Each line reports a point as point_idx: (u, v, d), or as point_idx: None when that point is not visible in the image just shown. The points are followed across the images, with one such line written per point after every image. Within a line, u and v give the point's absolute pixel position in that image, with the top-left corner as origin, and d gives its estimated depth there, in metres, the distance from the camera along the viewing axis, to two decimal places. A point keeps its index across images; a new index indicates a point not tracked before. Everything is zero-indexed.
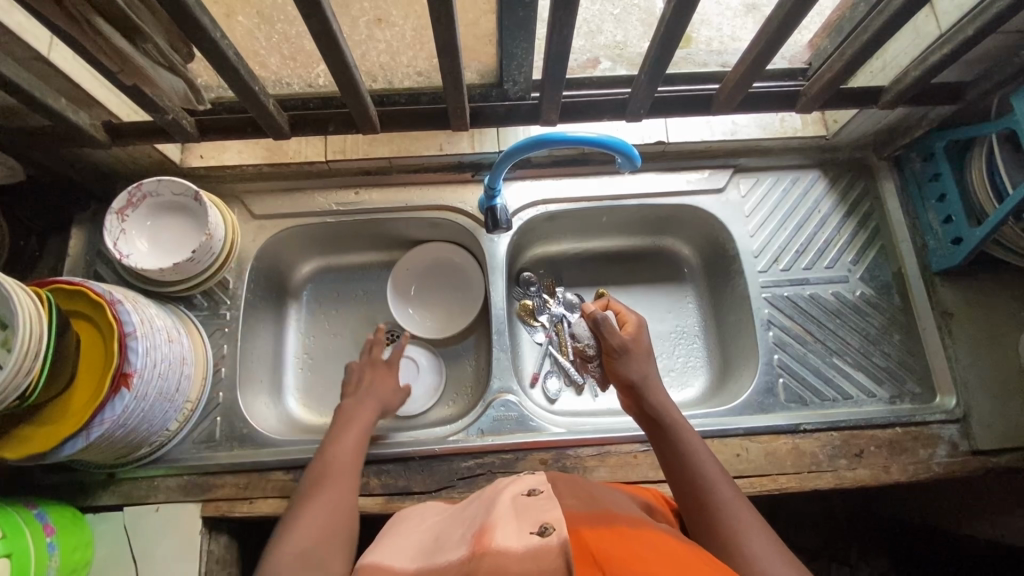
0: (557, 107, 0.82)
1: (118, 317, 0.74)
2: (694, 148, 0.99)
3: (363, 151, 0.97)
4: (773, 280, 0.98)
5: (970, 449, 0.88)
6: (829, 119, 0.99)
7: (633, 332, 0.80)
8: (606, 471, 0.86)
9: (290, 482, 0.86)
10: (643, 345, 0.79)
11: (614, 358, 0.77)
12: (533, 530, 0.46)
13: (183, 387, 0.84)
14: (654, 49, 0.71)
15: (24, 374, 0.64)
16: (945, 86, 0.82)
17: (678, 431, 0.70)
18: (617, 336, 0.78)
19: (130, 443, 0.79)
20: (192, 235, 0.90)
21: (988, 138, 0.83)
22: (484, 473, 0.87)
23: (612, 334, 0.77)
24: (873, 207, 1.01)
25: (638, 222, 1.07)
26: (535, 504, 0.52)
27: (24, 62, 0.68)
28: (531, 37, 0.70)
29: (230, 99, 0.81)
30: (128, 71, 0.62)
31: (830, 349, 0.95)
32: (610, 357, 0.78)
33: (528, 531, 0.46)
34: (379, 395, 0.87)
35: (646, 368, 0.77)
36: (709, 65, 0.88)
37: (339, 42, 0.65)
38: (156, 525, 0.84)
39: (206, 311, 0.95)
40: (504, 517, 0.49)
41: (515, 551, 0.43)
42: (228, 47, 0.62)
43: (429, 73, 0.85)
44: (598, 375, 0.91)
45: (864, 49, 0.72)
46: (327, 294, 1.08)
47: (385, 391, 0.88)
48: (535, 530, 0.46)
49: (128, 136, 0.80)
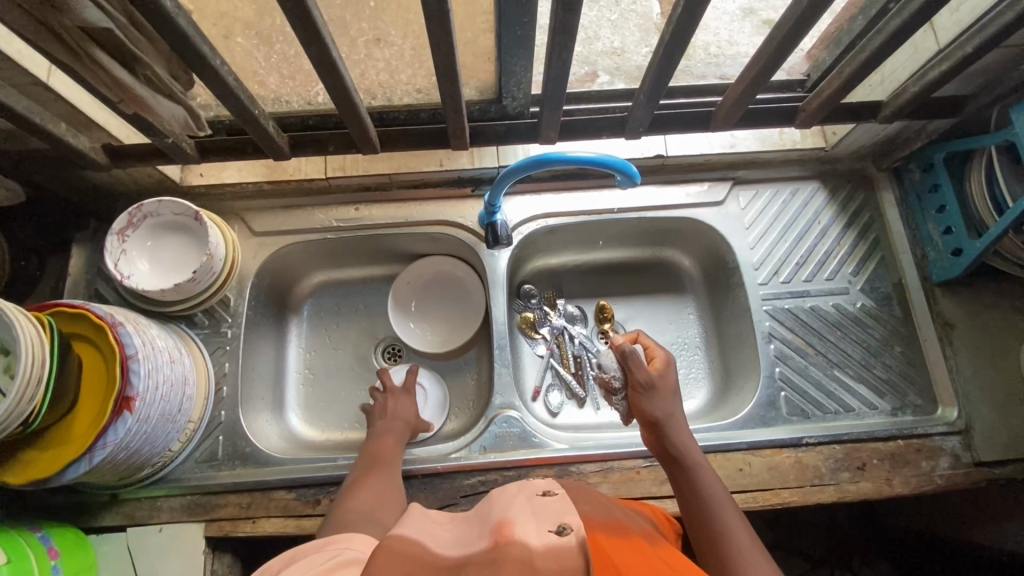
0: (555, 126, 0.82)
1: (119, 340, 0.74)
2: (693, 161, 1.00)
3: (363, 168, 0.98)
4: (774, 292, 0.98)
5: (973, 461, 0.88)
6: (828, 131, 0.99)
7: (660, 368, 0.80)
8: (610, 487, 0.86)
9: (292, 501, 0.86)
10: (670, 381, 0.79)
11: (640, 394, 0.78)
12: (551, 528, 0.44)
13: (185, 407, 0.84)
14: (654, 67, 0.71)
15: (27, 402, 0.64)
16: (944, 100, 0.82)
17: (698, 471, 0.71)
18: (644, 371, 0.78)
19: (134, 465, 0.79)
20: (194, 254, 0.90)
21: (986, 149, 0.83)
22: (487, 490, 0.87)
23: (640, 368, 0.78)
24: (872, 218, 1.01)
25: (638, 234, 1.07)
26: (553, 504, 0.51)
27: (23, 88, 0.68)
28: (529, 55, 0.70)
29: (228, 118, 0.81)
30: (128, 100, 0.62)
31: (832, 361, 0.95)
32: (637, 392, 0.78)
33: (547, 530, 0.44)
34: (403, 417, 0.90)
35: (671, 401, 0.78)
36: (707, 77, 0.89)
37: (339, 67, 0.65)
38: (160, 546, 0.84)
39: (207, 329, 0.95)
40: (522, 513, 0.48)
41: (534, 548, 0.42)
42: (228, 73, 0.62)
43: (428, 90, 0.85)
44: (622, 409, 0.83)
45: (863, 67, 0.72)
46: (328, 309, 1.09)
47: (410, 416, 0.91)
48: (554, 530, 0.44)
49: (128, 158, 0.80)
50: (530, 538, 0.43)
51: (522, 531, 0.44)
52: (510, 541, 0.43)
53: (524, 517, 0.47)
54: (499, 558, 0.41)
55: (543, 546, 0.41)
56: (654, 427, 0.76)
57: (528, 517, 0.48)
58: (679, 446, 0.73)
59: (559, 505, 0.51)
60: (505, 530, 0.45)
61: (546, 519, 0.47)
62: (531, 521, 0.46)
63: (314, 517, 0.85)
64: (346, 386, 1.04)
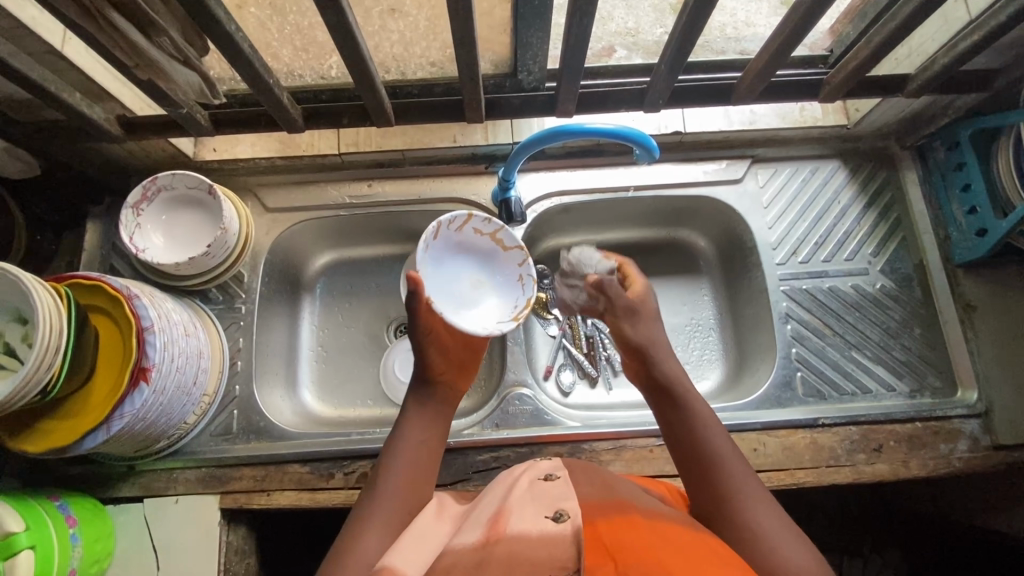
0: (573, 97, 0.81)
1: (135, 312, 0.74)
2: (710, 138, 0.98)
3: (376, 143, 0.97)
4: (791, 272, 0.97)
5: (992, 445, 0.86)
6: (851, 107, 0.97)
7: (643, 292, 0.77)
8: (622, 464, 0.86)
9: (306, 474, 0.87)
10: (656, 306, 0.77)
11: (623, 320, 0.74)
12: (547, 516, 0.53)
13: (200, 380, 0.84)
14: (674, 38, 0.69)
15: (46, 369, 0.65)
16: (973, 74, 0.80)
17: (693, 409, 0.65)
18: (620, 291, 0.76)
19: (150, 436, 0.80)
20: (208, 228, 0.90)
21: (1015, 126, 0.81)
22: (499, 467, 0.87)
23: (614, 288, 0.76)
24: (894, 197, 0.99)
25: (653, 213, 1.06)
26: (552, 489, 0.59)
27: (38, 57, 0.68)
28: (546, 26, 0.68)
29: (244, 91, 0.80)
30: (143, 65, 0.62)
31: (849, 342, 0.94)
32: (619, 320, 0.75)
33: (544, 516, 0.53)
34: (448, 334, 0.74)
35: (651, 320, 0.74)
36: (726, 53, 0.86)
37: (355, 35, 0.64)
38: (176, 516, 0.85)
39: (222, 305, 0.95)
40: (521, 501, 0.57)
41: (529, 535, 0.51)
42: (242, 40, 0.62)
43: (442, 63, 0.83)
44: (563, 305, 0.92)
45: (892, 37, 0.70)
46: (341, 286, 1.08)
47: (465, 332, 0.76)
48: (550, 516, 0.53)
49: (142, 130, 0.80)
50: (524, 526, 0.52)
51: (517, 520, 0.53)
52: (505, 534, 0.51)
53: (521, 505, 0.56)
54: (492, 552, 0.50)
55: (537, 533, 0.51)
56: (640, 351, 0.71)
57: (525, 504, 0.56)
58: (670, 380, 0.68)
59: (558, 490, 0.58)
60: (499, 521, 0.54)
61: (543, 505, 0.55)
62: (529, 509, 0.55)
63: (328, 491, 0.86)
64: (360, 363, 1.04)
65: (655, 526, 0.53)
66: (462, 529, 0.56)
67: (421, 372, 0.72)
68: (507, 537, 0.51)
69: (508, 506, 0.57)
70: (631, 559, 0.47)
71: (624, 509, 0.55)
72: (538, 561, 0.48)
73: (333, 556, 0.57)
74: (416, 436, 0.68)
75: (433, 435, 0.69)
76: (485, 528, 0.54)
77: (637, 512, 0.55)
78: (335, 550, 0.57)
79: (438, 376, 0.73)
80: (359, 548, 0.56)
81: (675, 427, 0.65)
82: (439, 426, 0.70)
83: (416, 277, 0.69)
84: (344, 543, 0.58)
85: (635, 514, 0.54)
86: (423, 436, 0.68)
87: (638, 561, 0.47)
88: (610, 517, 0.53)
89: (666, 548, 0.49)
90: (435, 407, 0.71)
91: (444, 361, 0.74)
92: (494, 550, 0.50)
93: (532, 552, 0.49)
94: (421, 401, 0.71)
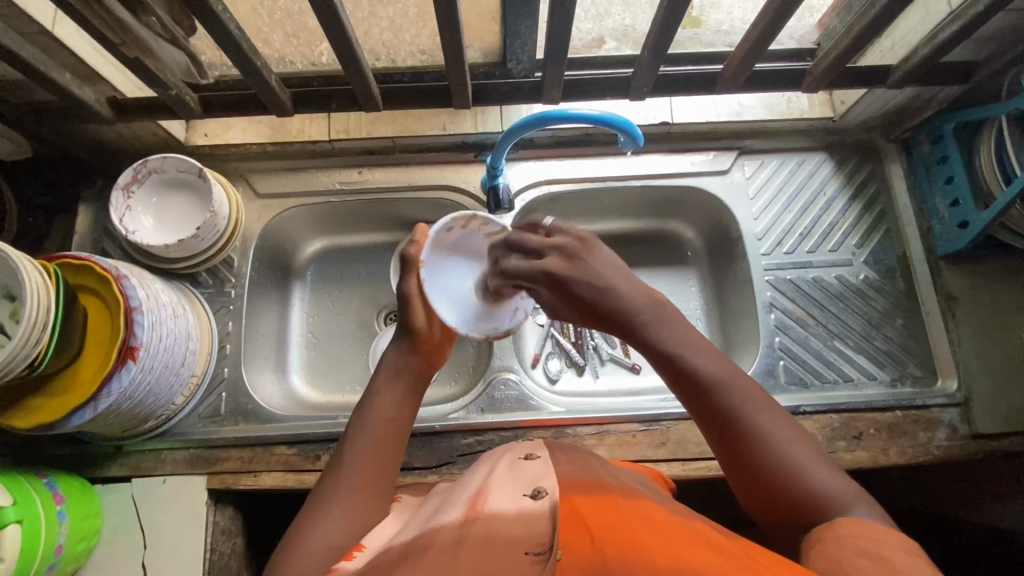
0: (559, 85, 0.82)
1: (124, 292, 0.75)
2: (698, 129, 0.99)
3: (366, 130, 0.98)
4: (776, 262, 0.98)
5: (970, 433, 0.87)
6: (836, 100, 0.98)
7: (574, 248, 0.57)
8: (605, 449, 0.87)
9: (293, 456, 0.88)
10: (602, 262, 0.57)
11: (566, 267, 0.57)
12: (527, 493, 0.54)
13: (188, 361, 0.85)
14: (655, 29, 0.71)
15: (32, 345, 0.66)
16: (955, 66, 0.81)
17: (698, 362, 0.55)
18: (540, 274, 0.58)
19: (138, 415, 0.81)
20: (198, 212, 0.91)
21: (997, 120, 0.82)
22: (484, 450, 0.88)
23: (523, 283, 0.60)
24: (879, 190, 1.00)
25: (642, 204, 1.07)
26: (533, 468, 0.60)
27: (29, 37, 0.69)
28: (534, 15, 0.69)
29: (234, 77, 0.81)
30: (130, 43, 0.64)
31: (832, 332, 0.95)
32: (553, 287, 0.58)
33: (522, 494, 0.55)
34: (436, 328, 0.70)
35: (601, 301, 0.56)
36: (715, 46, 0.85)
37: (342, 19, 0.65)
38: (164, 496, 0.86)
39: (211, 288, 0.96)
40: (499, 482, 0.58)
41: (508, 514, 0.52)
42: (229, 20, 0.63)
43: (432, 51, 0.84)
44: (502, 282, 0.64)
45: (871, 27, 0.71)
46: (331, 273, 1.09)
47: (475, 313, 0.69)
48: (528, 494, 0.54)
49: (132, 112, 0.81)
50: (504, 505, 0.54)
51: (496, 500, 0.55)
52: (483, 513, 0.53)
53: (500, 484, 0.58)
54: (473, 531, 0.51)
55: (515, 511, 0.52)
56: (599, 320, 0.57)
57: (504, 484, 0.58)
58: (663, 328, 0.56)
59: (539, 467, 0.59)
60: (479, 500, 0.55)
61: (522, 483, 0.57)
62: (507, 487, 0.57)
63: (314, 472, 0.87)
64: (349, 349, 1.05)
65: (632, 505, 0.54)
66: (441, 510, 0.57)
67: (408, 339, 0.68)
68: (485, 515, 0.52)
69: (487, 485, 0.58)
70: (608, 536, 0.49)
71: (605, 489, 0.56)
72: (515, 537, 0.49)
73: (285, 544, 0.55)
74: (385, 410, 0.63)
75: (403, 413, 0.64)
76: (465, 506, 0.55)
77: (617, 492, 0.56)
78: (293, 527, 0.56)
79: (421, 347, 0.68)
80: (314, 531, 0.55)
81: (688, 391, 0.55)
82: (411, 399, 0.65)
83: (423, 227, 0.73)
84: (298, 522, 0.56)
85: (613, 494, 0.55)
86: (392, 411, 0.63)
87: (614, 539, 0.48)
88: (588, 496, 0.54)
89: (645, 528, 0.50)
90: (409, 381, 0.66)
91: (430, 331, 0.68)
92: (471, 527, 0.51)
93: (511, 530, 0.50)
94: (400, 378, 0.66)
